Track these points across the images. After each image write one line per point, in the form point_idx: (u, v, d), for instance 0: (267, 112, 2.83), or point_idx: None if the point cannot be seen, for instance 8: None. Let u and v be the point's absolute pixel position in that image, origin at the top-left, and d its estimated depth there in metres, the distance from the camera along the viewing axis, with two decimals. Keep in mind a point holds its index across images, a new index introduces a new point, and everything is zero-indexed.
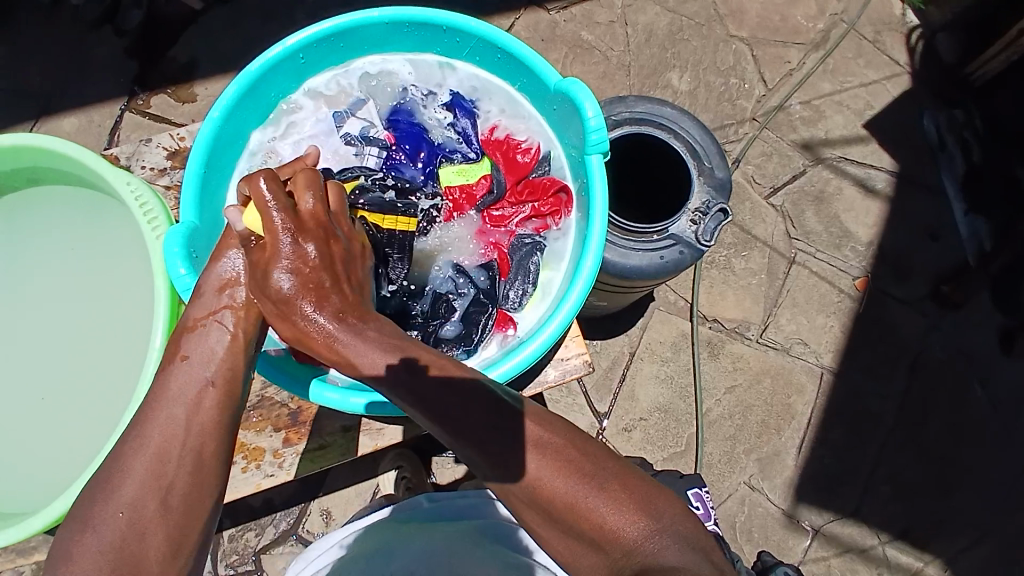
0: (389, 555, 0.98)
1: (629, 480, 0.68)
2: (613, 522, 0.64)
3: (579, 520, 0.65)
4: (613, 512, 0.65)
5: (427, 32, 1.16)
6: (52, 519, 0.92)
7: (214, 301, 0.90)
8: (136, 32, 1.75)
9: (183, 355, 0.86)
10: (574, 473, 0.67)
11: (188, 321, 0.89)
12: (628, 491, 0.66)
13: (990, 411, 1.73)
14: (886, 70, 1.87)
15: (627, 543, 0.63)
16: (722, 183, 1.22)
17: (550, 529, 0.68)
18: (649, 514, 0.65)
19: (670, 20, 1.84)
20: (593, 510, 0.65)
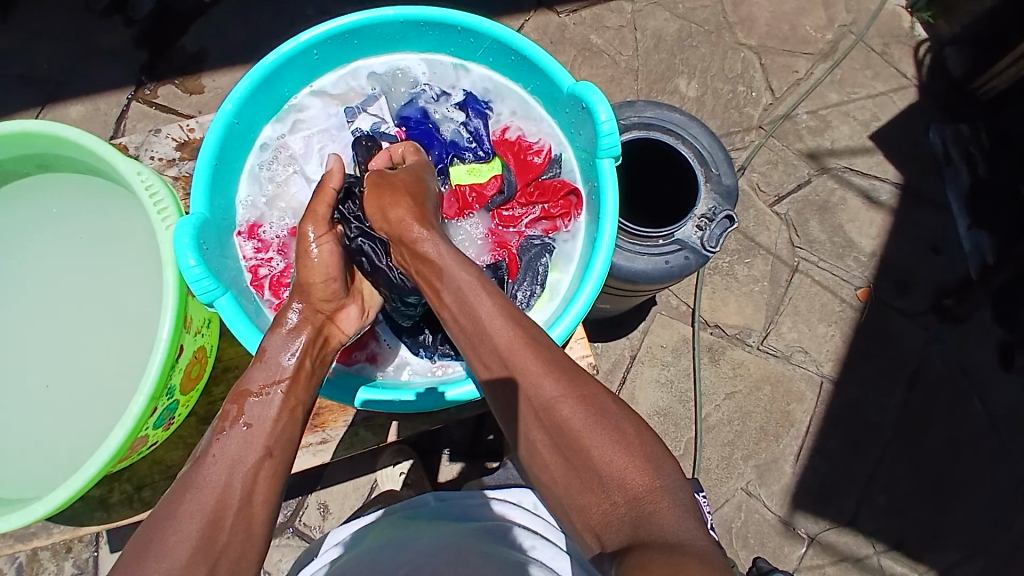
0: (395, 547, 1.03)
1: (642, 432, 0.76)
2: (620, 471, 0.72)
3: (591, 456, 0.74)
4: (622, 455, 0.73)
5: (442, 32, 1.16)
6: (58, 505, 0.92)
7: (279, 368, 0.93)
8: (148, 23, 1.76)
9: (245, 420, 0.87)
10: (596, 415, 0.76)
11: (250, 388, 0.91)
12: (640, 446, 0.74)
13: (987, 425, 1.74)
14: (893, 82, 1.88)
15: (633, 493, 0.70)
16: (728, 191, 1.23)
17: (560, 463, 0.76)
18: (655, 472, 0.72)
19: (680, 26, 1.84)
20: (604, 456, 0.73)
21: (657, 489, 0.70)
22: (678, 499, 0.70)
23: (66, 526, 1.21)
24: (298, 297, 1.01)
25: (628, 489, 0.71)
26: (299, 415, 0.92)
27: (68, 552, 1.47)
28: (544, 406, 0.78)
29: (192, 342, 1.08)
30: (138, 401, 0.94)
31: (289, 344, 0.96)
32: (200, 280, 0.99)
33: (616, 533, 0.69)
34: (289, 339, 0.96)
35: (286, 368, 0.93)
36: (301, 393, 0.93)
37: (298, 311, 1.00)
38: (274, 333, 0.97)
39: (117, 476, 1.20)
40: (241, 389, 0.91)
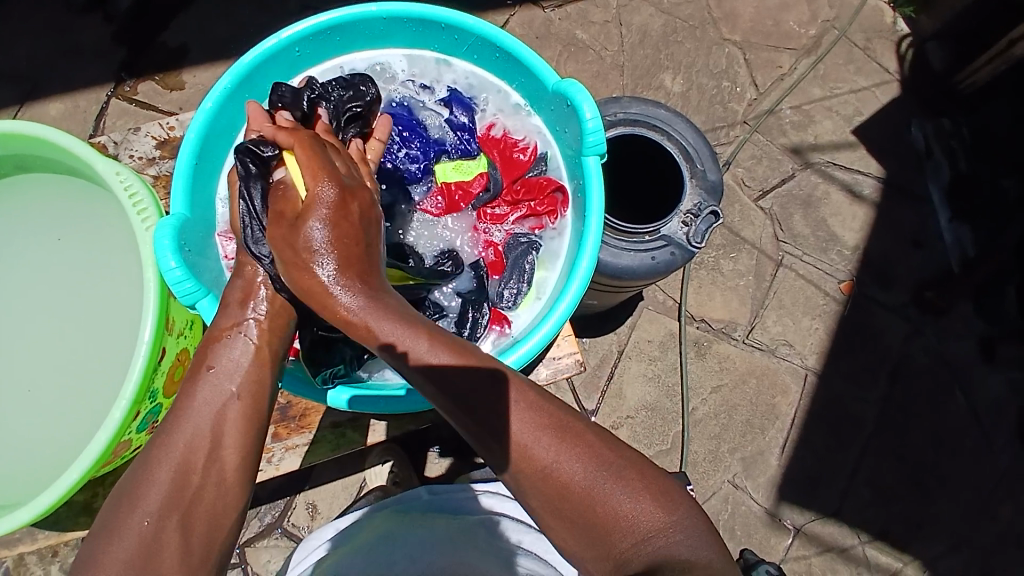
0: (394, 545, 1.06)
1: (642, 467, 0.70)
2: (636, 515, 0.66)
3: (594, 506, 0.67)
4: (631, 499, 0.67)
5: (426, 29, 1.16)
6: (40, 511, 0.91)
7: (240, 312, 0.94)
8: (126, 18, 1.73)
9: (208, 365, 0.90)
10: (592, 458, 0.69)
11: (214, 332, 0.93)
12: (650, 483, 0.68)
13: (969, 416, 1.77)
14: (875, 77, 1.90)
15: (643, 535, 0.65)
16: (714, 186, 1.24)
17: (562, 521, 0.68)
18: (672, 506, 0.67)
19: (665, 21, 1.85)
20: (621, 506, 0.66)
21: (672, 529, 0.65)
22: (694, 534, 0.66)
23: (52, 530, 1.21)
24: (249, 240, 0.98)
25: (638, 532, 0.65)
26: (267, 355, 0.93)
27: (54, 557, 1.44)
28: (521, 452, 0.70)
29: (174, 344, 1.07)
30: (120, 407, 0.93)
31: (247, 289, 0.95)
32: (181, 282, 0.95)
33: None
34: (247, 289, 0.95)
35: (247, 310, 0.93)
36: (268, 340, 0.93)
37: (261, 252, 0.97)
38: (233, 278, 0.96)
39: (101, 482, 1.20)
40: (208, 335, 0.93)
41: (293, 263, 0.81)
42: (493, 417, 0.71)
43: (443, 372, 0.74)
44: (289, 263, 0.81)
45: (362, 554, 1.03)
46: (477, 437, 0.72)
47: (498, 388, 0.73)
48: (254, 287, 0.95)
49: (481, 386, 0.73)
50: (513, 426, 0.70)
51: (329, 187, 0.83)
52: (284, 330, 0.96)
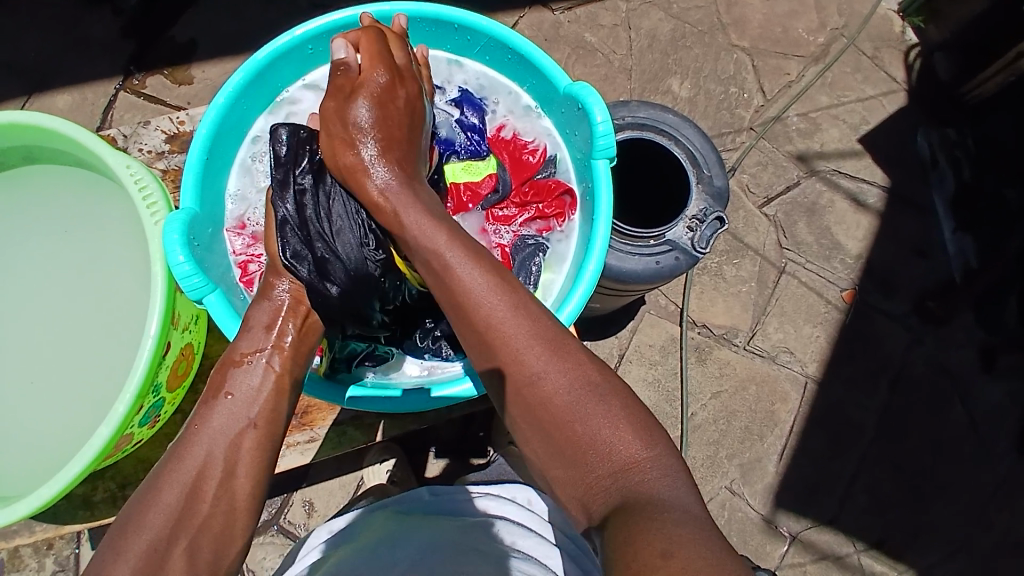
0: (390, 548, 1.00)
1: (633, 406, 0.72)
2: (615, 445, 0.68)
3: (577, 424, 0.71)
4: (611, 429, 0.70)
5: (439, 28, 1.16)
6: (42, 503, 0.91)
7: (262, 337, 0.96)
8: (134, 10, 1.73)
9: (227, 390, 0.90)
10: (581, 380, 0.73)
11: (234, 355, 0.94)
12: (632, 416, 0.71)
13: (968, 426, 1.77)
14: (882, 86, 1.90)
15: (620, 466, 0.67)
16: (719, 193, 1.23)
17: (557, 465, 0.72)
18: (651, 440, 0.69)
19: (673, 26, 1.85)
20: (598, 432, 0.70)
21: (649, 464, 0.67)
22: (669, 472, 0.67)
23: (50, 524, 1.19)
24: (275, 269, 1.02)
25: (614, 462, 0.68)
26: (287, 382, 0.94)
27: (50, 548, 1.47)
28: (527, 381, 0.74)
29: (179, 339, 1.06)
30: (124, 400, 0.93)
31: (273, 314, 0.98)
32: (189, 277, 0.96)
33: (602, 507, 0.66)
34: (273, 312, 0.98)
35: (271, 336, 0.96)
36: (290, 367, 0.96)
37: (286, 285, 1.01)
38: (260, 301, 0.99)
39: (101, 475, 1.18)
40: (227, 358, 0.94)
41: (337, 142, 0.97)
42: (487, 315, 0.78)
43: (448, 262, 0.82)
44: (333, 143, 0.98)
45: (356, 557, 0.99)
46: (472, 331, 0.79)
47: (490, 283, 0.80)
48: (281, 312, 0.98)
49: (476, 292, 0.79)
50: (495, 307, 0.78)
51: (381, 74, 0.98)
52: (304, 356, 0.98)
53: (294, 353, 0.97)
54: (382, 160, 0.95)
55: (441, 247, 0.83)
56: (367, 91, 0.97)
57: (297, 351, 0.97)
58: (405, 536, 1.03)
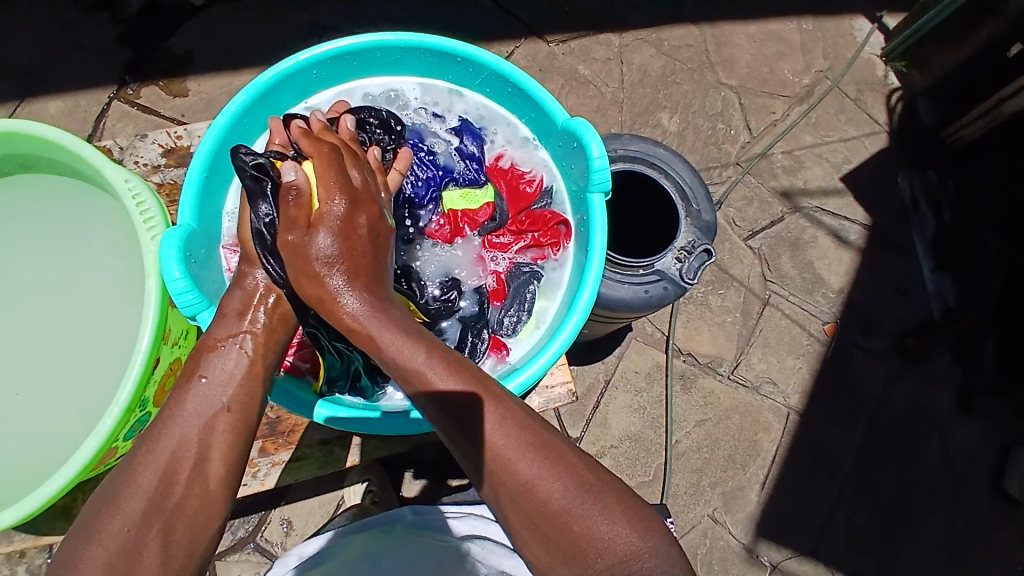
0: (377, 560, 1.03)
1: (625, 496, 0.73)
2: (613, 538, 0.69)
3: (571, 530, 0.69)
4: (607, 522, 0.69)
5: (443, 61, 1.20)
6: (23, 516, 0.91)
7: (236, 324, 0.95)
8: (140, 26, 1.76)
9: (201, 374, 0.89)
10: (572, 481, 0.71)
11: (208, 341, 0.94)
12: (627, 508, 0.71)
13: (943, 463, 1.81)
14: (864, 127, 1.97)
15: (620, 557, 0.68)
16: (707, 226, 1.27)
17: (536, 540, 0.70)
18: (644, 531, 0.70)
19: (665, 63, 1.91)
20: (592, 531, 0.69)
21: (646, 554, 0.68)
22: (667, 560, 0.69)
23: (27, 533, 1.20)
24: (250, 256, 1.01)
25: (614, 554, 0.68)
26: (259, 370, 0.93)
27: (22, 557, 1.44)
28: (509, 477, 0.71)
29: (169, 354, 1.07)
30: (113, 413, 0.94)
31: (246, 301, 0.98)
32: (183, 293, 0.97)
33: None
34: (245, 298, 0.98)
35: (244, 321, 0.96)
36: (262, 354, 0.95)
37: (259, 272, 0.99)
38: (233, 289, 0.99)
39: (81, 487, 1.19)
40: (201, 343, 0.94)
41: (302, 277, 0.85)
42: (467, 428, 0.73)
43: (431, 376, 0.76)
44: (297, 277, 0.85)
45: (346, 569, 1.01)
46: (458, 445, 0.74)
47: (471, 392, 0.75)
48: (254, 297, 0.98)
49: (462, 404, 0.74)
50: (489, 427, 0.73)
51: (340, 204, 0.87)
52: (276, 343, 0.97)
53: (268, 340, 0.96)
54: (350, 287, 0.83)
55: (400, 339, 0.78)
56: (326, 223, 0.85)
57: (269, 327, 0.97)
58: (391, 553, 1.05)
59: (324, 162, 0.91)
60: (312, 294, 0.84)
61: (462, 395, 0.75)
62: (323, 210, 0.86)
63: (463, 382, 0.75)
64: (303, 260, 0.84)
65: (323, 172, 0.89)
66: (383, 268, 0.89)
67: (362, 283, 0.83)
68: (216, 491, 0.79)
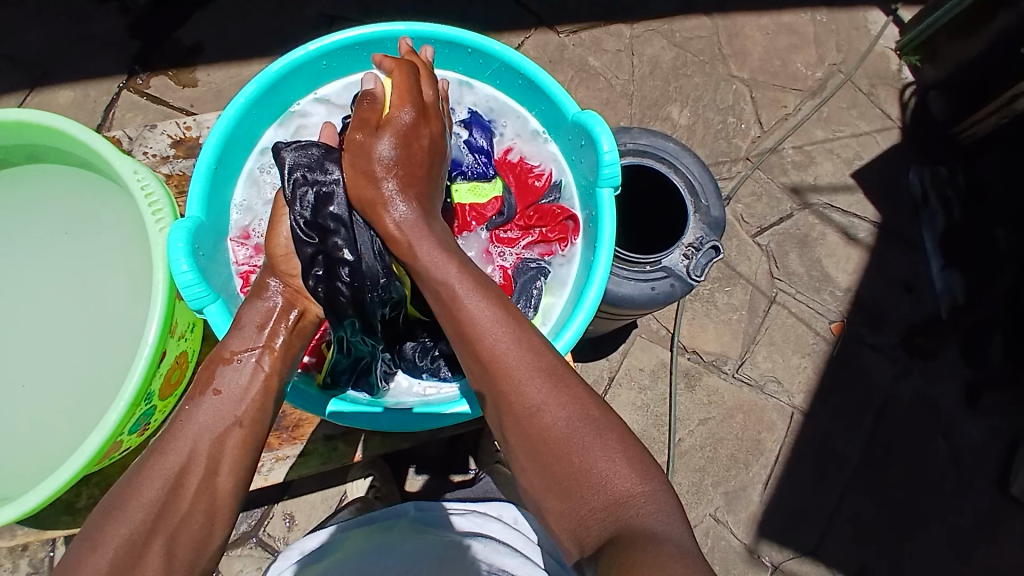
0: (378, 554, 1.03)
1: (627, 436, 0.72)
2: (609, 475, 0.69)
3: (570, 456, 0.71)
4: (607, 459, 0.70)
5: (453, 51, 1.17)
6: (28, 510, 0.89)
7: (253, 337, 0.93)
8: (140, 10, 1.72)
9: (216, 387, 0.87)
10: (579, 412, 0.73)
11: (223, 353, 0.91)
12: (629, 450, 0.71)
13: (950, 462, 1.79)
14: (877, 122, 1.93)
15: (615, 497, 0.67)
16: (716, 222, 1.24)
17: (533, 465, 0.73)
18: (644, 477, 0.69)
19: (675, 54, 1.87)
20: (594, 464, 0.70)
21: (644, 498, 0.67)
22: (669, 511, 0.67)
23: (31, 528, 1.18)
24: (270, 269, 1.00)
25: (610, 492, 0.68)
26: (274, 384, 0.91)
27: (24, 550, 1.44)
28: (518, 403, 0.74)
29: (175, 346, 1.05)
30: (117, 408, 0.92)
31: (266, 314, 0.96)
32: (191, 285, 0.95)
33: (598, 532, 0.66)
34: (264, 311, 0.96)
35: (261, 335, 0.94)
36: (279, 367, 0.93)
37: (277, 285, 0.98)
38: (254, 301, 0.97)
39: (86, 481, 1.17)
40: (214, 355, 0.91)
41: (360, 174, 0.94)
42: (489, 346, 0.77)
43: (459, 295, 0.81)
44: (357, 173, 0.94)
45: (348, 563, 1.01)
46: (475, 366, 0.79)
47: (497, 316, 0.79)
48: (274, 313, 0.96)
49: (484, 320, 0.79)
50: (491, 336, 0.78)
51: (408, 112, 0.96)
52: (291, 358, 0.95)
53: (285, 354, 0.94)
54: (404, 195, 0.93)
55: (441, 263, 0.86)
56: (392, 128, 0.94)
57: (289, 340, 0.95)
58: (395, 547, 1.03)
59: (405, 66, 1.00)
60: (364, 196, 0.94)
61: (489, 315, 0.79)
62: (393, 114, 0.95)
63: (491, 309, 0.80)
64: (364, 163, 0.93)
65: (398, 80, 0.97)
66: (435, 184, 0.98)
67: (414, 193, 0.93)
68: (223, 497, 0.79)
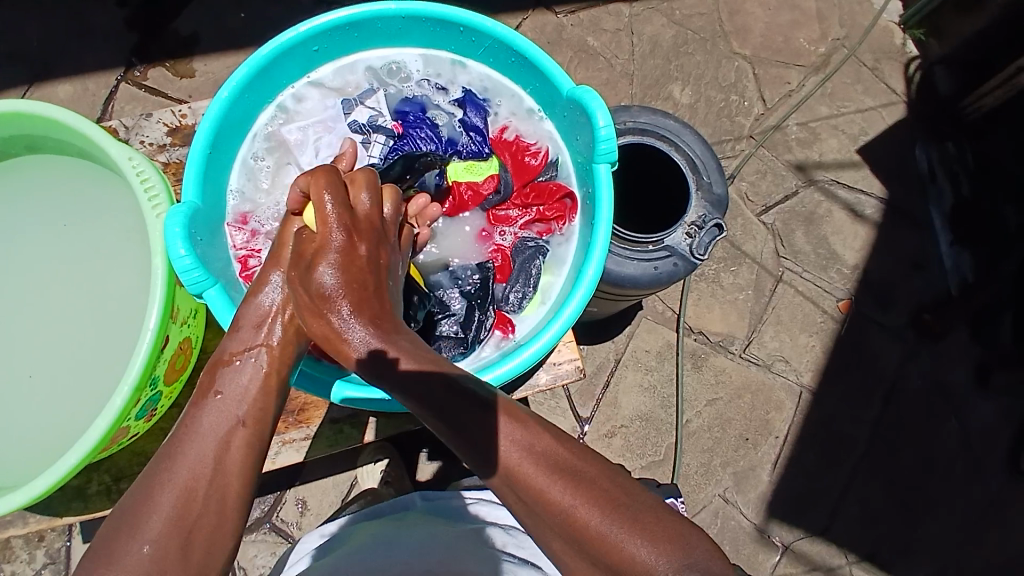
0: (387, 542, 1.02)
1: (660, 513, 0.65)
2: (646, 560, 0.60)
3: (606, 552, 0.61)
4: (648, 547, 0.61)
5: (443, 29, 1.15)
6: (37, 495, 0.90)
7: (254, 336, 0.86)
8: (137, 2, 1.72)
9: (217, 391, 0.81)
10: (606, 501, 0.63)
11: (223, 356, 0.85)
12: (663, 529, 0.63)
13: (961, 441, 1.78)
14: (882, 98, 1.91)
15: None
16: (719, 200, 1.23)
17: (579, 561, 0.63)
18: (685, 553, 0.61)
19: (676, 33, 1.85)
20: (631, 552, 0.60)
21: (690, 574, 0.60)
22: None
23: (44, 515, 1.18)
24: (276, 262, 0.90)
25: None
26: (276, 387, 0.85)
27: (41, 541, 1.47)
28: (529, 487, 0.64)
29: (178, 332, 1.05)
30: (122, 392, 0.92)
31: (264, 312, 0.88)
32: (189, 271, 0.95)
33: None
34: (266, 305, 0.88)
35: (265, 336, 0.86)
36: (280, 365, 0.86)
37: (274, 281, 0.89)
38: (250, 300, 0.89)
39: (96, 467, 1.17)
40: (216, 358, 0.86)
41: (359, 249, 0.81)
42: (487, 435, 0.67)
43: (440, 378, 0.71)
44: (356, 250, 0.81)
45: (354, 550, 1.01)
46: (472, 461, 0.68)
47: (491, 416, 0.68)
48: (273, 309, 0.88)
49: (472, 413, 0.68)
50: (504, 447, 0.66)
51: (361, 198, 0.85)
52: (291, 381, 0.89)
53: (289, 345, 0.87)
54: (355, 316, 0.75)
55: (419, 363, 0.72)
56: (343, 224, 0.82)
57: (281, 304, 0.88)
58: (404, 536, 1.03)
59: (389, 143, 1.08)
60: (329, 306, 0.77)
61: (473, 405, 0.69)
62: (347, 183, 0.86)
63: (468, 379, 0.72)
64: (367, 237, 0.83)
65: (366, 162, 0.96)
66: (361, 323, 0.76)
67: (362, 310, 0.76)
68: None
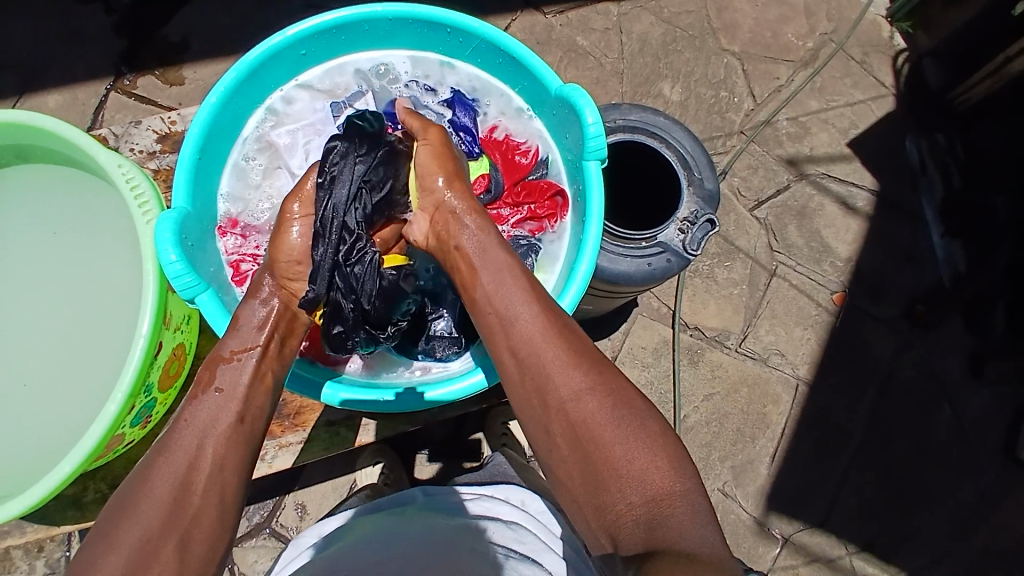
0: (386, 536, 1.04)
1: (664, 439, 0.76)
2: (642, 478, 0.72)
3: (615, 455, 0.75)
4: (649, 459, 0.74)
5: (431, 30, 1.16)
6: (32, 504, 0.90)
7: (252, 337, 0.92)
8: (126, 10, 1.72)
9: (216, 386, 0.87)
10: (623, 412, 0.78)
11: (223, 353, 0.90)
12: (665, 452, 0.75)
13: (957, 430, 1.79)
14: (871, 91, 1.92)
15: (654, 496, 0.71)
16: (710, 195, 1.24)
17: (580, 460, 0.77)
18: (681, 475, 0.73)
19: (665, 30, 1.86)
20: (624, 457, 0.75)
21: (682, 497, 0.71)
22: (698, 506, 0.70)
23: (39, 523, 1.19)
24: (270, 267, 1.00)
25: (649, 492, 0.71)
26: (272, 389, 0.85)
27: (40, 551, 1.47)
28: (561, 392, 0.80)
29: (171, 339, 1.06)
30: (116, 399, 0.92)
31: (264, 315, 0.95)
32: (181, 276, 0.96)
33: (637, 532, 0.69)
34: (261, 307, 0.96)
35: (258, 337, 0.92)
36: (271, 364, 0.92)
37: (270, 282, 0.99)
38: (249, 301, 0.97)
39: (92, 475, 1.18)
40: (214, 355, 0.90)
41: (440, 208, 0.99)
42: (538, 344, 0.84)
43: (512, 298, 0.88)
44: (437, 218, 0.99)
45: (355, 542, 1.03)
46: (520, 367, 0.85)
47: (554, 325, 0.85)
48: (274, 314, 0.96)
49: (535, 320, 0.85)
50: (553, 350, 0.83)
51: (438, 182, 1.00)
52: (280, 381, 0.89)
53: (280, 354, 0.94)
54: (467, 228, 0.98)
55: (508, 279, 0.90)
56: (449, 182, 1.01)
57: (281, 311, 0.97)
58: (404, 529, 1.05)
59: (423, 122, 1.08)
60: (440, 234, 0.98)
61: (538, 315, 0.86)
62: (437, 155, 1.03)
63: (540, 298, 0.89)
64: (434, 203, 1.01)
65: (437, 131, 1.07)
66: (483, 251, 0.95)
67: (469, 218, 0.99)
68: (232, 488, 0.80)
